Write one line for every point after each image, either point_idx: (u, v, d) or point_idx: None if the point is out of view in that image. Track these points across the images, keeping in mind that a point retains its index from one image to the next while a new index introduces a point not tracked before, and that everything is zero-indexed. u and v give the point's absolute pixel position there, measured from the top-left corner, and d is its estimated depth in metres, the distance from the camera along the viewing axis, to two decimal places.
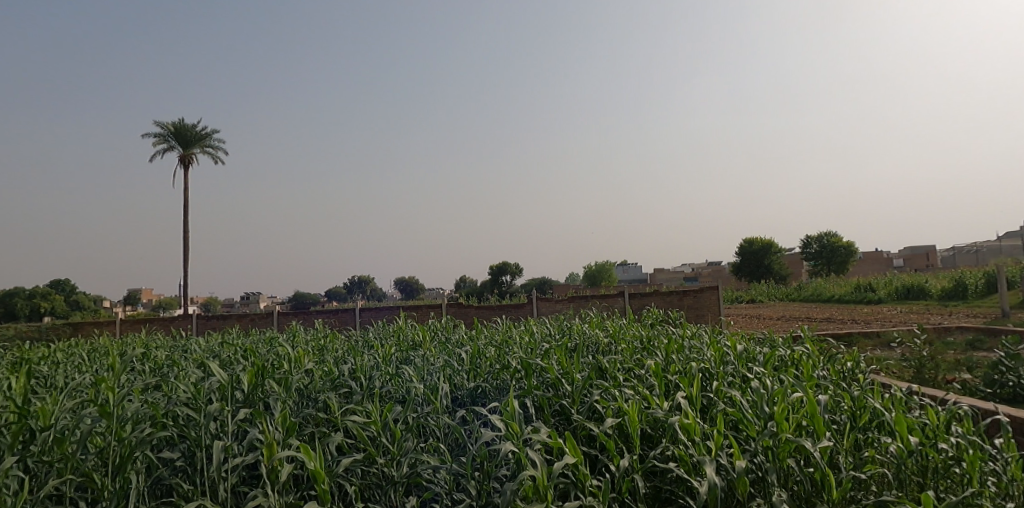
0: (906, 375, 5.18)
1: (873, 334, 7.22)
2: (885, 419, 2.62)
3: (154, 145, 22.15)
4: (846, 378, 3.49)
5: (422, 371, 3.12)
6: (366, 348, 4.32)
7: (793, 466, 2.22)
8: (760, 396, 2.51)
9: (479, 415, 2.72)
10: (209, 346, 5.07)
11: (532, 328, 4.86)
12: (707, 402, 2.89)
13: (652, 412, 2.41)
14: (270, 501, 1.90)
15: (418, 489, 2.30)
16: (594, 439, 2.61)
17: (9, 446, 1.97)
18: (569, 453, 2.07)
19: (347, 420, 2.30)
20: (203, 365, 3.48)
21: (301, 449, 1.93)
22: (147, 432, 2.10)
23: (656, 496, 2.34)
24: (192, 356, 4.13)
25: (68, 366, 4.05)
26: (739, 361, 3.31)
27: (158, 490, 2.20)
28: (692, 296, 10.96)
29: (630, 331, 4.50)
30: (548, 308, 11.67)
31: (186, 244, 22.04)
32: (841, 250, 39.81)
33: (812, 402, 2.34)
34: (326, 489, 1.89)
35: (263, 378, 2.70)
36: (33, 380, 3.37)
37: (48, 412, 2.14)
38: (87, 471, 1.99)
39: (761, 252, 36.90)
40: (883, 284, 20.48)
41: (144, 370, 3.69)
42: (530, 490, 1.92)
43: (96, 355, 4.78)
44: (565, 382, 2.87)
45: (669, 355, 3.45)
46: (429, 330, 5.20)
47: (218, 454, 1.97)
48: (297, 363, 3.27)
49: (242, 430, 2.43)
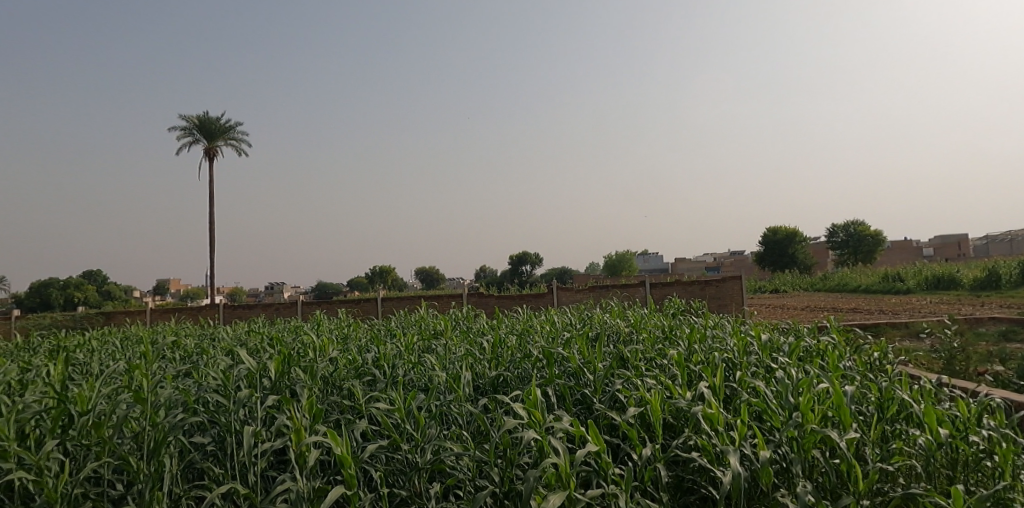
0: (936, 366, 5.11)
1: (901, 325, 7.09)
2: (914, 410, 2.57)
3: (179, 138, 22.52)
4: (873, 369, 3.45)
5: (444, 360, 3.16)
6: (389, 337, 4.40)
7: (819, 458, 2.21)
8: (785, 386, 2.48)
9: (501, 404, 2.74)
10: (235, 334, 5.18)
11: (553, 317, 4.86)
12: (730, 392, 2.89)
13: (674, 401, 2.40)
14: (297, 486, 1.94)
15: (441, 475, 2.33)
16: (616, 429, 2.62)
17: (50, 430, 2.04)
18: (592, 441, 2.06)
19: (371, 407, 2.34)
20: (231, 353, 3.57)
21: (327, 434, 1.96)
22: (179, 418, 2.15)
23: (678, 485, 2.35)
24: (220, 344, 4.23)
25: (103, 353, 4.18)
26: (763, 351, 3.28)
27: (190, 473, 2.26)
28: (715, 286, 10.86)
29: (652, 320, 4.48)
30: (568, 297, 11.66)
31: (213, 235, 22.52)
32: (869, 240, 38.88)
33: (838, 392, 2.31)
34: (352, 474, 1.92)
35: (289, 365, 2.75)
36: (70, 367, 3.50)
37: (86, 398, 2.20)
38: (124, 455, 2.04)
39: (784, 241, 36.36)
40: (912, 273, 20.13)
41: (174, 358, 3.77)
42: (552, 478, 1.93)
43: (129, 344, 4.92)
44: (587, 371, 2.89)
45: (692, 345, 3.45)
46: (450, 319, 5.25)
47: (248, 439, 2.01)
48: (322, 351, 3.36)
49: (270, 416, 2.49)
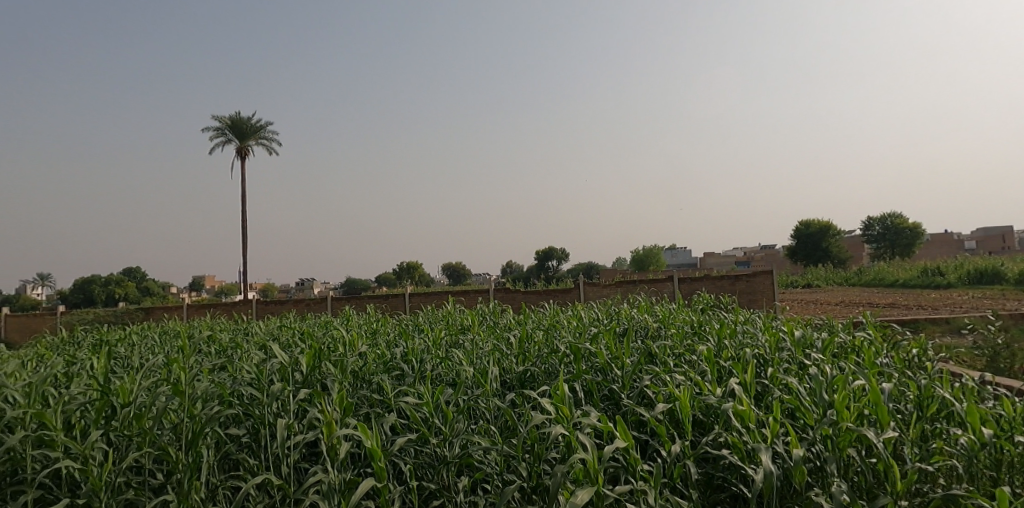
0: (979, 364, 4.98)
1: (942, 320, 6.92)
2: (955, 409, 2.51)
3: (212, 138, 23.01)
4: (912, 367, 3.38)
5: (471, 355, 3.19)
6: (417, 332, 4.46)
7: (854, 457, 2.17)
8: (819, 383, 2.45)
9: (529, 399, 2.76)
10: (268, 329, 5.30)
11: (580, 312, 4.87)
12: (762, 388, 2.86)
13: (704, 398, 2.39)
14: (328, 478, 1.98)
15: (470, 469, 2.36)
16: (644, 425, 2.62)
17: (94, 421, 2.12)
18: (620, 437, 2.06)
19: (401, 401, 2.38)
20: (264, 347, 3.66)
21: (358, 427, 1.99)
22: (215, 410, 2.21)
23: (708, 482, 2.34)
24: (253, 339, 4.34)
25: (143, 347, 4.33)
26: (796, 347, 3.24)
27: (226, 464, 2.33)
28: (745, 281, 10.72)
29: (680, 316, 4.46)
30: (595, 293, 11.63)
31: (245, 233, 23.01)
32: (907, 233, 37.88)
33: (875, 390, 2.27)
34: (383, 467, 1.95)
35: (320, 360, 2.81)
36: (112, 361, 3.64)
37: (127, 390, 2.28)
38: (163, 445, 2.11)
39: (818, 235, 35.61)
40: (953, 268, 19.56)
41: (210, 352, 3.88)
42: (580, 473, 1.94)
43: (167, 338, 5.08)
44: (615, 367, 2.89)
45: (722, 340, 3.42)
46: (477, 315, 5.29)
47: (281, 431, 2.06)
48: (352, 346, 3.42)
49: (303, 409, 2.54)
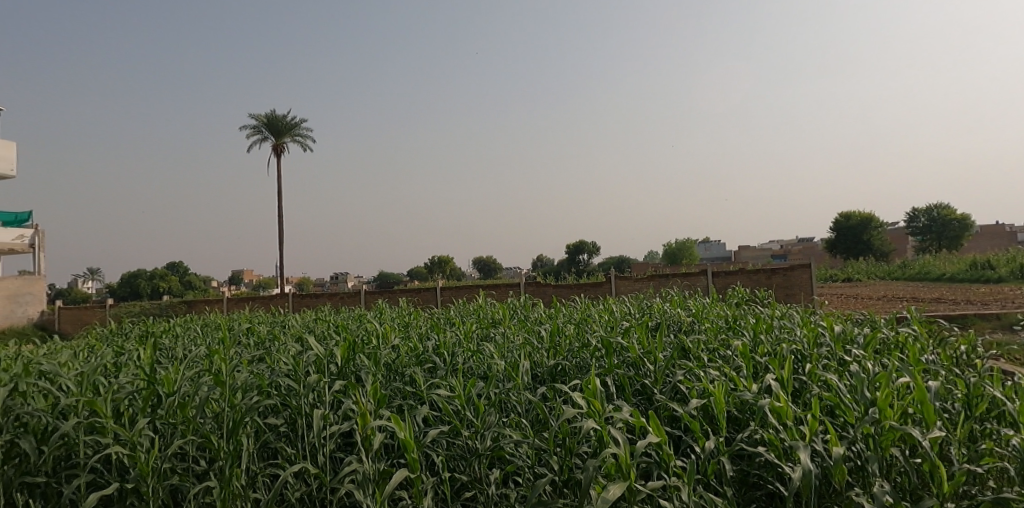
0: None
1: (992, 316, 6.66)
2: (1006, 408, 2.43)
3: (249, 136, 23.53)
4: (959, 363, 3.27)
5: (503, 349, 3.22)
6: (449, 325, 4.51)
7: (897, 456, 2.13)
8: (859, 380, 2.39)
9: (560, 393, 2.78)
10: (304, 321, 5.43)
11: (612, 306, 4.86)
12: (799, 385, 2.81)
13: (739, 394, 2.36)
14: (364, 468, 2.03)
15: (502, 462, 2.39)
16: (677, 420, 2.61)
17: (141, 408, 2.22)
18: (653, 432, 2.06)
19: (433, 393, 2.41)
20: (301, 339, 3.76)
21: (392, 419, 2.03)
22: (254, 400, 2.28)
23: (743, 479, 2.33)
24: (290, 331, 4.46)
25: (186, 338, 4.48)
26: (837, 343, 3.17)
27: (265, 452, 2.41)
28: (783, 274, 10.50)
29: (714, 310, 4.41)
30: (627, 286, 11.56)
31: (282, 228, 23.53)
32: (955, 224, 36.43)
33: (920, 388, 2.20)
34: (416, 458, 1.99)
35: (354, 352, 2.86)
36: (158, 351, 3.79)
37: (171, 380, 2.37)
38: (205, 433, 2.19)
39: (859, 227, 34.62)
40: (1004, 261, 18.80)
41: (249, 343, 4.00)
42: (612, 468, 1.94)
43: (209, 330, 5.25)
44: (647, 361, 2.89)
45: (757, 335, 3.37)
46: (509, 308, 5.32)
47: (317, 422, 2.12)
48: (386, 338, 3.48)
49: (338, 400, 2.60)
